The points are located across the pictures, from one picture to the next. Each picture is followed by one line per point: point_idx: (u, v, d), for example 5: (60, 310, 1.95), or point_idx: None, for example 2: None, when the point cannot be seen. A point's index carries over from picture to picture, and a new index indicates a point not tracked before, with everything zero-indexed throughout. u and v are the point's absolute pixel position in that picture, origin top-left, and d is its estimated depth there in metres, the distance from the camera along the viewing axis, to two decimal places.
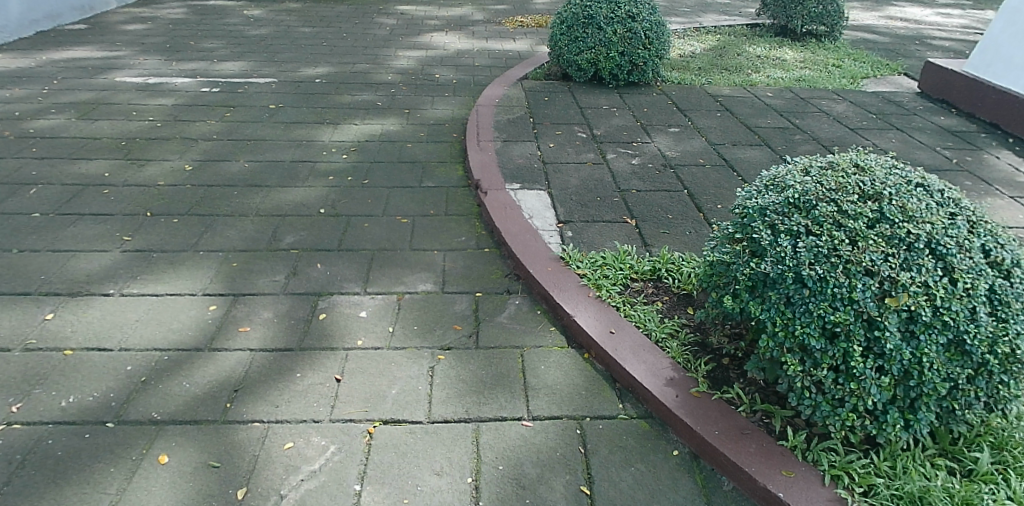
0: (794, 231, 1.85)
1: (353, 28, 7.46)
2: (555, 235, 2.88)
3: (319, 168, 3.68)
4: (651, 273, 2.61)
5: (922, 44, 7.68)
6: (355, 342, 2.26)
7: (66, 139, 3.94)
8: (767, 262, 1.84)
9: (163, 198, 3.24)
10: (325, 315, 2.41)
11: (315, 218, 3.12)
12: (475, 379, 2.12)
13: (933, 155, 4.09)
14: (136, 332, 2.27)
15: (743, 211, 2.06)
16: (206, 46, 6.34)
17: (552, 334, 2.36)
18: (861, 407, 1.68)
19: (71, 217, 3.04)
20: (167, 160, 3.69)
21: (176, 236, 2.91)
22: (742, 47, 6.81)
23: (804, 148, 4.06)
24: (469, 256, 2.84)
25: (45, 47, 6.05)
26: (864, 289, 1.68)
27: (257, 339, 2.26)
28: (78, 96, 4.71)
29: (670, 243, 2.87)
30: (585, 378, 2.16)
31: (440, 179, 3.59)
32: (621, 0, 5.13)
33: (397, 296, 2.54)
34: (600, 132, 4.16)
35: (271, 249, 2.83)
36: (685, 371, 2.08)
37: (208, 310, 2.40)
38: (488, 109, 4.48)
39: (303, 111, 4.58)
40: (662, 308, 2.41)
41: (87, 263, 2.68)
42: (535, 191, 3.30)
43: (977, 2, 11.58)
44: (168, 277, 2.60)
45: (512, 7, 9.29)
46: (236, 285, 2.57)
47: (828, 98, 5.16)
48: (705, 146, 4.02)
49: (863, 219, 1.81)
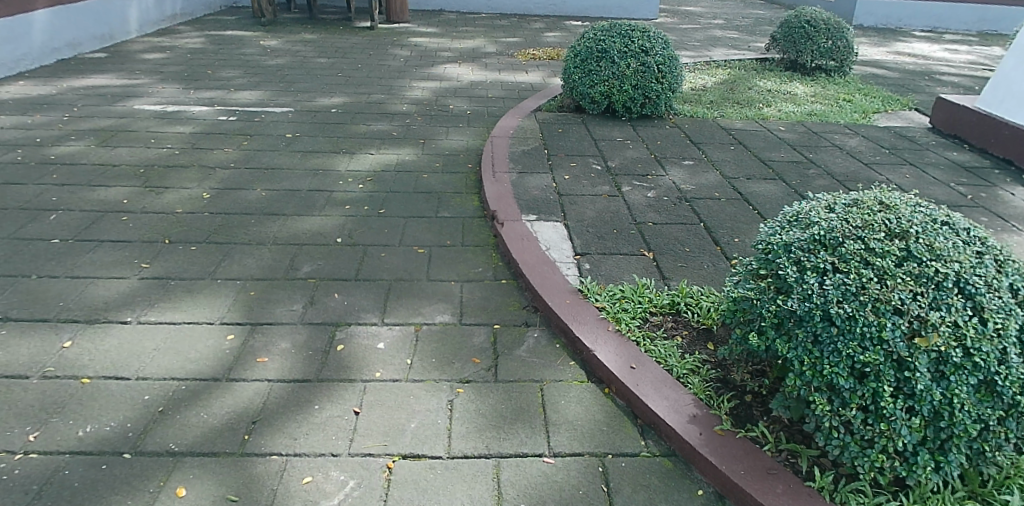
0: (820, 268, 1.84)
1: (368, 59, 7.60)
2: (572, 267, 2.88)
3: (335, 197, 3.70)
4: (670, 307, 2.61)
5: (932, 80, 7.76)
6: (373, 374, 2.24)
7: (85, 166, 3.98)
8: (793, 300, 1.82)
9: (181, 226, 3.26)
10: (343, 346, 2.38)
11: (332, 248, 3.12)
12: (495, 413, 2.09)
13: (948, 191, 4.08)
14: (154, 361, 2.27)
15: (767, 247, 2.05)
16: (223, 76, 6.44)
17: (572, 368, 2.33)
18: (891, 448, 1.67)
19: (90, 243, 3.06)
20: (185, 188, 3.71)
21: (194, 264, 2.92)
22: (753, 81, 6.88)
23: (819, 183, 4.06)
24: (486, 287, 2.83)
25: (65, 74, 6.17)
26: (893, 328, 1.67)
27: (275, 370, 2.24)
28: (98, 123, 4.79)
29: (689, 275, 2.86)
30: (607, 413, 2.13)
31: (456, 209, 3.60)
32: (634, 35, 5.21)
33: (414, 327, 2.52)
34: (615, 165, 4.17)
35: (288, 279, 2.82)
36: (709, 407, 2.06)
37: (226, 340, 2.39)
38: (502, 141, 4.52)
39: (320, 140, 4.63)
40: (682, 343, 2.40)
41: (105, 290, 2.69)
42: (551, 223, 3.31)
43: (983, 39, 11.73)
44: (186, 305, 2.60)
45: (524, 39, 9.47)
46: (253, 314, 2.56)
47: (840, 132, 5.19)
48: (720, 179, 4.02)
49: (892, 256, 1.79)
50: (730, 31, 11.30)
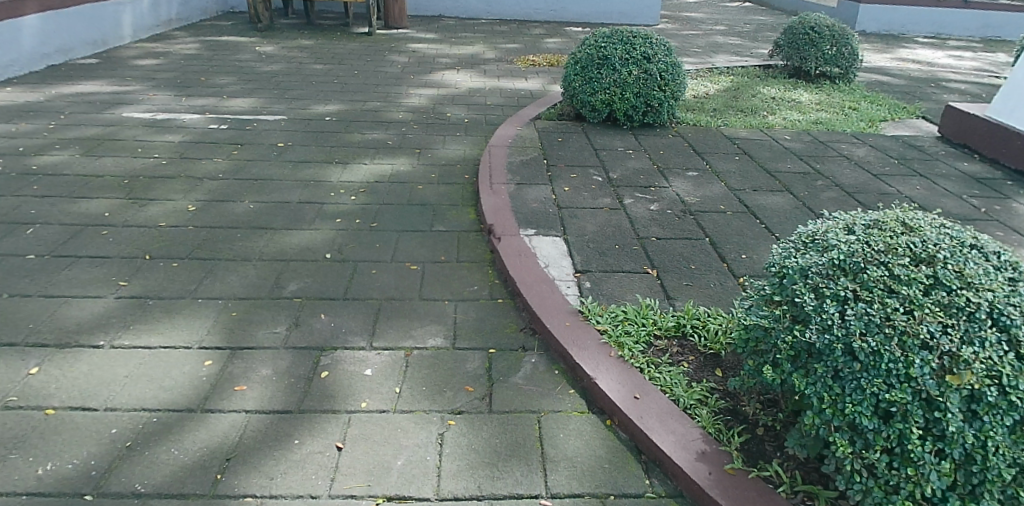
0: (840, 297, 1.69)
1: (365, 65, 7.49)
2: (572, 286, 2.74)
3: (326, 209, 3.56)
4: (675, 330, 2.46)
5: (938, 87, 7.65)
6: (359, 404, 2.09)
7: (68, 176, 3.84)
8: (812, 331, 1.68)
9: (164, 241, 3.12)
10: (328, 373, 2.24)
11: (321, 264, 2.98)
12: (488, 449, 1.94)
13: (960, 203, 3.94)
14: (125, 390, 2.12)
15: (781, 271, 1.90)
16: (217, 83, 6.32)
17: (571, 397, 2.19)
18: (919, 495, 1.52)
19: (67, 259, 2.92)
20: (171, 200, 3.58)
21: (175, 281, 2.77)
22: (756, 89, 6.75)
23: (828, 195, 3.93)
24: (482, 307, 2.68)
25: (55, 81, 6.05)
26: (922, 365, 1.52)
27: (254, 400, 2.10)
28: (84, 131, 4.66)
29: (695, 295, 2.72)
30: (608, 448, 1.98)
31: (451, 223, 3.47)
32: (636, 42, 5.09)
33: (404, 352, 2.37)
34: (616, 176, 4.04)
35: (273, 298, 2.67)
36: (718, 443, 1.91)
37: (203, 366, 2.25)
38: (501, 150, 4.38)
39: (313, 149, 4.50)
40: (689, 370, 2.26)
41: (79, 310, 2.54)
42: (550, 238, 3.16)
43: (987, 45, 11.61)
44: (164, 327, 2.46)
45: (523, 45, 9.36)
46: (234, 337, 2.41)
47: (848, 142, 5.06)
48: (725, 191, 3.89)
49: (918, 284, 1.64)
50: (732, 37, 11.20)
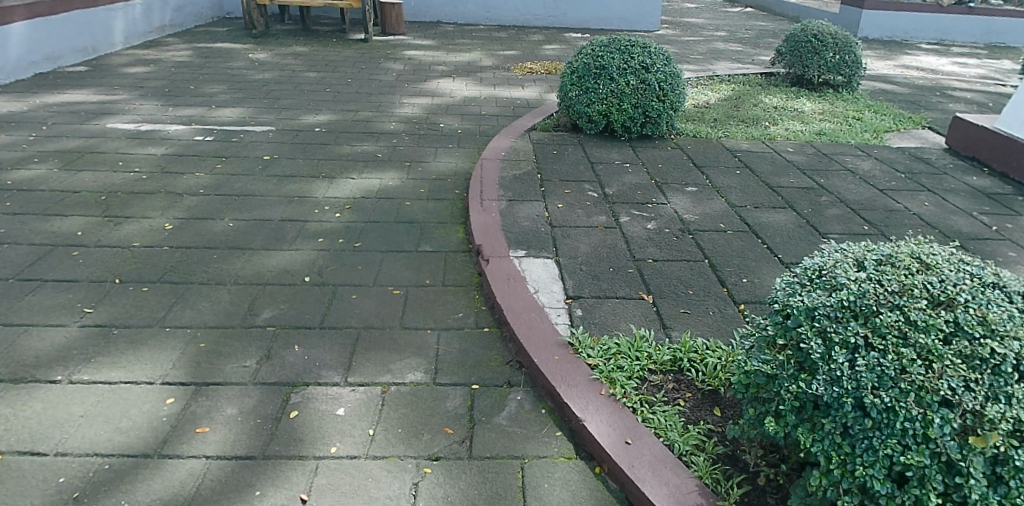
0: (850, 344, 1.54)
1: (359, 73, 7.35)
2: (563, 314, 2.59)
3: (309, 228, 3.42)
4: (672, 363, 2.31)
5: (943, 95, 7.49)
6: (328, 449, 1.94)
7: (43, 192, 3.71)
8: (819, 382, 1.53)
9: (136, 263, 2.97)
10: (297, 412, 2.09)
11: (299, 288, 2.83)
12: (466, 501, 1.79)
13: (971, 221, 3.78)
14: (79, 432, 1.97)
15: (785, 309, 1.75)
16: (207, 92, 6.19)
17: (559, 440, 2.03)
18: None
19: (31, 284, 2.78)
20: (147, 218, 3.44)
21: (143, 308, 2.63)
22: (758, 98, 6.61)
23: (832, 212, 3.78)
24: (466, 338, 2.53)
25: (41, 90, 5.93)
26: (942, 424, 1.37)
27: (216, 444, 1.95)
28: (64, 144, 4.53)
29: (692, 325, 2.56)
30: (597, 500, 1.83)
31: (438, 242, 3.32)
32: (634, 51, 4.94)
33: (381, 389, 2.22)
34: (612, 192, 3.89)
35: (245, 327, 2.53)
36: (716, 496, 1.75)
37: (165, 405, 2.10)
38: (493, 164, 4.24)
39: (299, 163, 4.36)
40: (686, 409, 2.11)
41: (38, 341, 2.40)
42: (542, 260, 3.02)
43: (991, 51, 11.46)
44: (126, 360, 2.31)
45: (521, 52, 9.23)
46: (200, 371, 2.26)
47: (852, 154, 4.91)
48: (725, 208, 3.74)
49: (937, 332, 1.49)
50: (733, 44, 11.06)
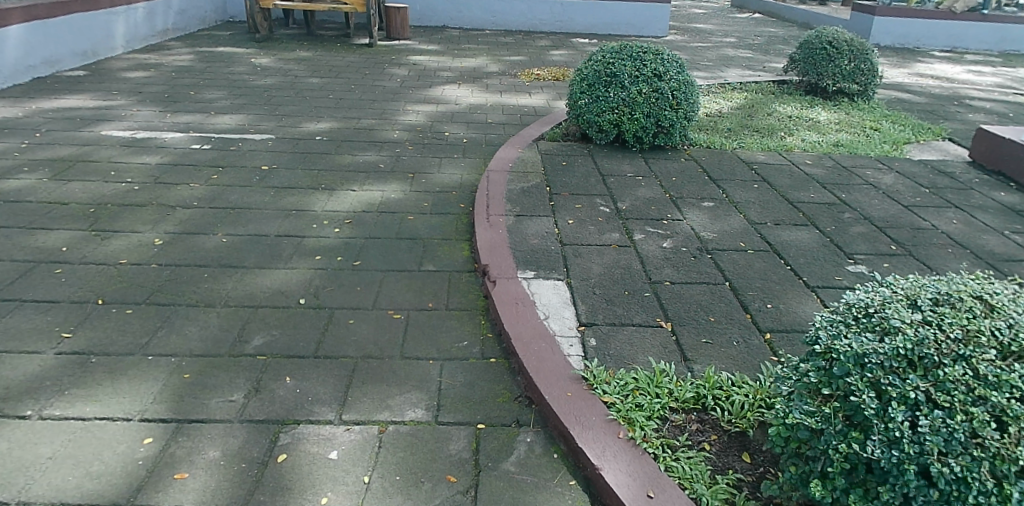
0: (910, 400, 1.34)
1: (363, 79, 7.19)
2: (575, 344, 2.40)
3: (306, 244, 3.25)
4: (695, 402, 2.12)
5: (961, 105, 7.28)
6: (318, 499, 1.75)
7: (30, 203, 3.55)
8: (874, 444, 1.35)
9: (122, 282, 2.80)
10: (286, 456, 1.90)
11: (293, 311, 2.65)
12: None
13: (1003, 240, 3.58)
14: (45, 477, 1.79)
15: (828, 353, 1.54)
16: (207, 97, 6.04)
17: (573, 490, 1.84)
18: None
19: (8, 304, 2.61)
20: (137, 232, 3.27)
21: (126, 333, 2.46)
22: (772, 106, 6.42)
23: (856, 230, 3.58)
24: (471, 369, 2.35)
25: (38, 94, 5.79)
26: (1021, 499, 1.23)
27: (194, 492, 1.76)
28: (56, 152, 4.37)
29: (715, 357, 2.37)
30: None
31: (442, 261, 3.14)
32: (646, 57, 4.75)
33: (379, 428, 2.04)
34: (625, 207, 3.71)
35: (233, 356, 2.35)
36: None
37: (142, 446, 1.92)
38: (500, 176, 4.06)
39: (298, 173, 4.19)
40: (712, 454, 1.91)
41: (9, 370, 2.22)
42: (551, 282, 2.83)
43: (1005, 59, 11.24)
44: (103, 394, 2.13)
45: (528, 57, 9.07)
46: (182, 407, 2.08)
47: (873, 167, 4.71)
48: (744, 225, 3.55)
49: (1013, 389, 1.30)
50: (743, 50, 10.87)
